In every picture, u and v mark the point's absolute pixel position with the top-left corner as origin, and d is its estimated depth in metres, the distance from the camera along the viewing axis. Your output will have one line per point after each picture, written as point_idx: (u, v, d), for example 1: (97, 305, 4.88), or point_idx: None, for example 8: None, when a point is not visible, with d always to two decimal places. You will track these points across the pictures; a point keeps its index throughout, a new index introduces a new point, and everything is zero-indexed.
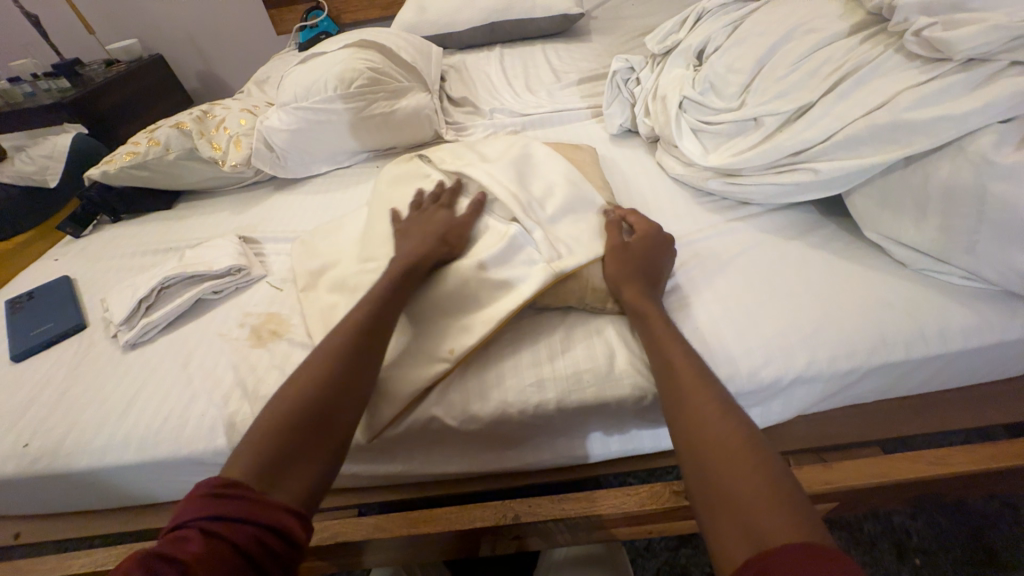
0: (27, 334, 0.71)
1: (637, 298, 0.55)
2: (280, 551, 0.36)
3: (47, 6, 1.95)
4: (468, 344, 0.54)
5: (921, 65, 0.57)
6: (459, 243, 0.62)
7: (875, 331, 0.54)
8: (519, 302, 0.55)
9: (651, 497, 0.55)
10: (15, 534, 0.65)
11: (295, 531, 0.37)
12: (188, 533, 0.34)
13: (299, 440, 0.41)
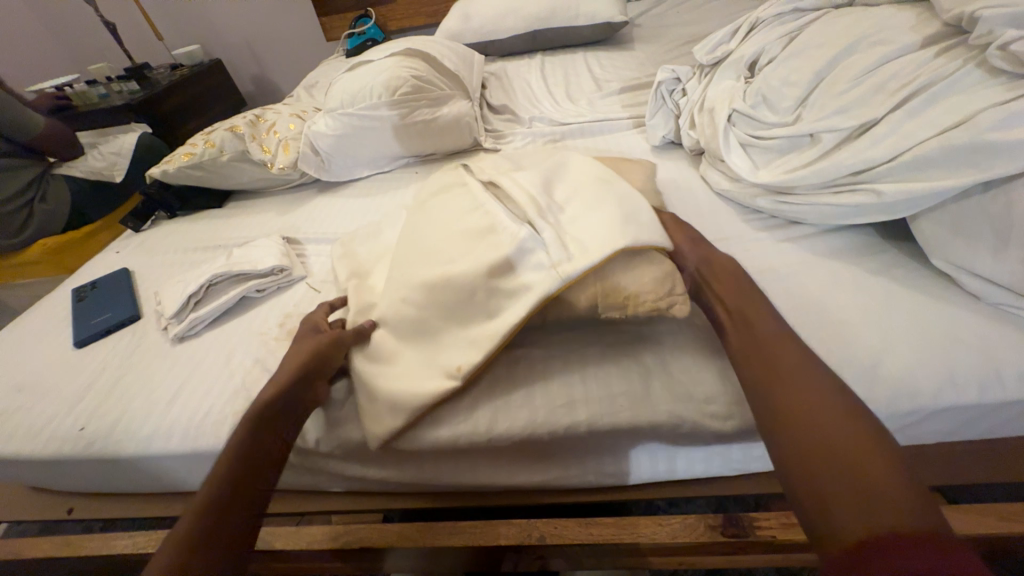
0: (89, 322, 0.76)
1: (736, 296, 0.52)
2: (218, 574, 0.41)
3: (123, 14, 2.12)
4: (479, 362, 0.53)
5: (1006, 82, 0.52)
6: (474, 252, 0.60)
7: (942, 370, 0.50)
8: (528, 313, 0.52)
9: (684, 530, 0.53)
10: (68, 508, 0.69)
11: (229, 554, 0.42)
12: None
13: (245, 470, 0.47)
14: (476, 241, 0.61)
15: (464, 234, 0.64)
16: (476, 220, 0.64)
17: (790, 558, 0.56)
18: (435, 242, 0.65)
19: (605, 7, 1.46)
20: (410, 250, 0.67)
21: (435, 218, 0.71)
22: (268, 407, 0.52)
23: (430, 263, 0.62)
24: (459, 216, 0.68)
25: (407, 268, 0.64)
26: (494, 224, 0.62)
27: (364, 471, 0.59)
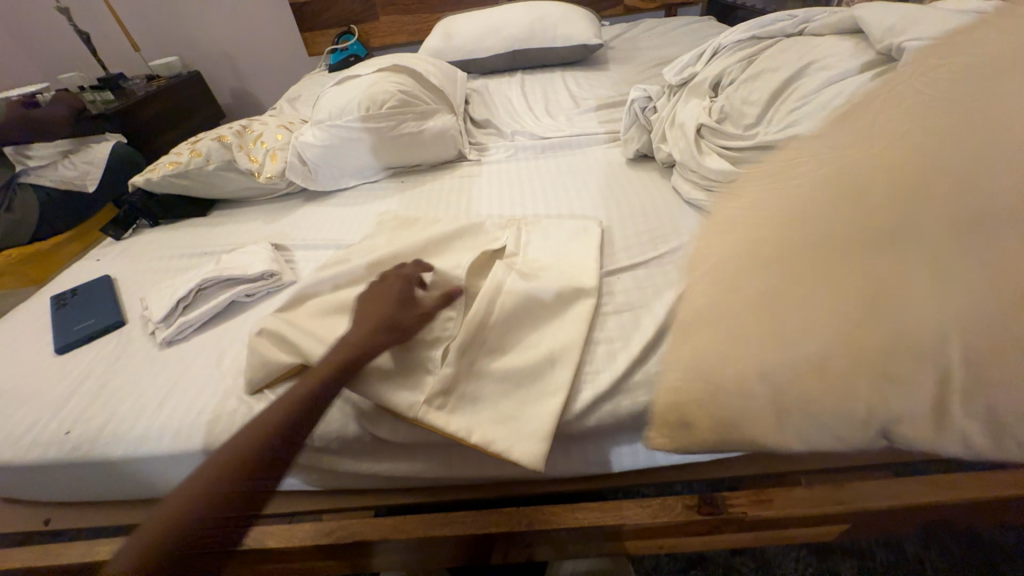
0: (71, 328, 0.76)
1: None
2: (263, 449, 0.46)
3: (100, 25, 2.10)
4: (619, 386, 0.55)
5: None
6: (839, 368, 0.43)
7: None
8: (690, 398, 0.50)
9: (662, 510, 0.57)
10: (45, 519, 0.68)
11: (271, 441, 0.47)
12: (231, 444, 0.47)
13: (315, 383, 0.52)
14: (829, 334, 0.43)
15: (806, 306, 0.44)
16: (811, 282, 0.45)
17: (763, 536, 0.60)
18: (748, 319, 0.47)
19: (581, 31, 1.55)
20: (707, 326, 0.50)
21: (736, 262, 0.52)
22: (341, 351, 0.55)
23: (761, 369, 0.45)
24: (778, 265, 0.47)
25: (730, 364, 0.46)
26: (862, 297, 0.43)
27: (358, 466, 0.61)
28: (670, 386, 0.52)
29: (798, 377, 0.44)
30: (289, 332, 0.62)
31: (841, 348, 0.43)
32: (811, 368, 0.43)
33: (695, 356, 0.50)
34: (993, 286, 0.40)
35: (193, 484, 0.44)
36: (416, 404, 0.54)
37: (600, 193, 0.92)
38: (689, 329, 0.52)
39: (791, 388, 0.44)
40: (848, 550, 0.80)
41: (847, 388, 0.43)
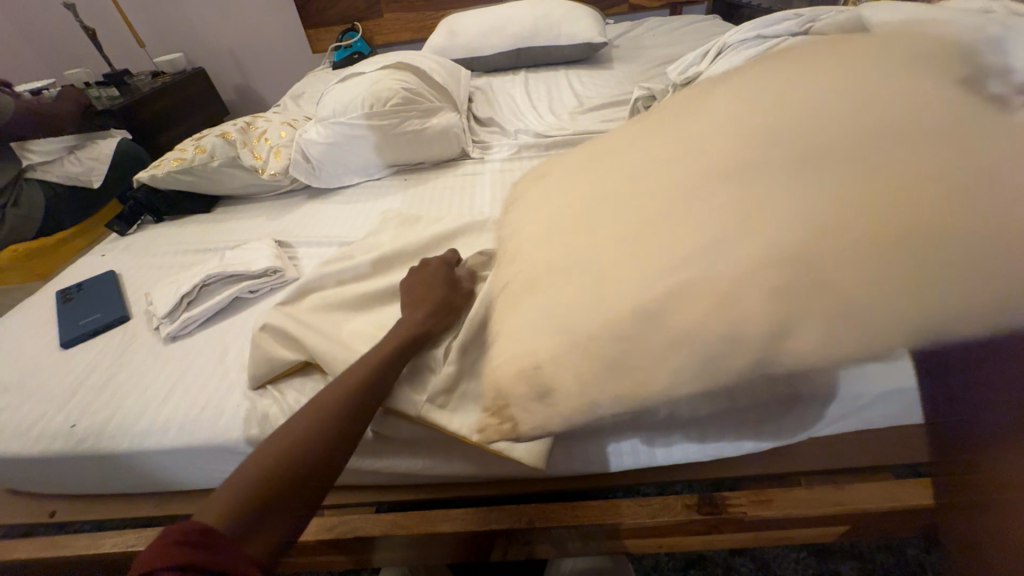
0: (77, 323, 0.76)
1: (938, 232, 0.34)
2: (318, 455, 0.46)
3: (106, 21, 2.11)
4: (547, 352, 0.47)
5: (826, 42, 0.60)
6: (721, 275, 0.37)
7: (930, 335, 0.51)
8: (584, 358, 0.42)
9: (662, 510, 0.57)
10: (50, 511, 0.68)
11: (328, 446, 0.47)
12: (283, 443, 0.46)
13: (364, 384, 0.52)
14: (691, 252, 0.39)
15: (653, 236, 0.43)
16: (637, 216, 0.46)
17: (762, 537, 0.59)
18: (600, 264, 0.44)
19: (585, 30, 1.54)
20: (557, 281, 0.46)
21: (581, 223, 0.51)
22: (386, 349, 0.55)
23: (640, 297, 0.40)
24: (617, 217, 0.48)
25: (592, 305, 0.42)
26: (682, 214, 0.43)
27: (359, 462, 0.61)
28: (519, 347, 0.45)
29: (630, 304, 0.40)
30: (292, 327, 0.63)
31: (666, 268, 0.40)
32: (683, 284, 0.38)
33: (545, 311, 0.45)
34: (782, 165, 0.41)
35: (247, 482, 0.43)
36: (418, 403, 0.56)
37: None
38: (525, 291, 0.49)
39: (680, 307, 0.38)
40: (848, 552, 0.80)
41: (721, 290, 0.37)
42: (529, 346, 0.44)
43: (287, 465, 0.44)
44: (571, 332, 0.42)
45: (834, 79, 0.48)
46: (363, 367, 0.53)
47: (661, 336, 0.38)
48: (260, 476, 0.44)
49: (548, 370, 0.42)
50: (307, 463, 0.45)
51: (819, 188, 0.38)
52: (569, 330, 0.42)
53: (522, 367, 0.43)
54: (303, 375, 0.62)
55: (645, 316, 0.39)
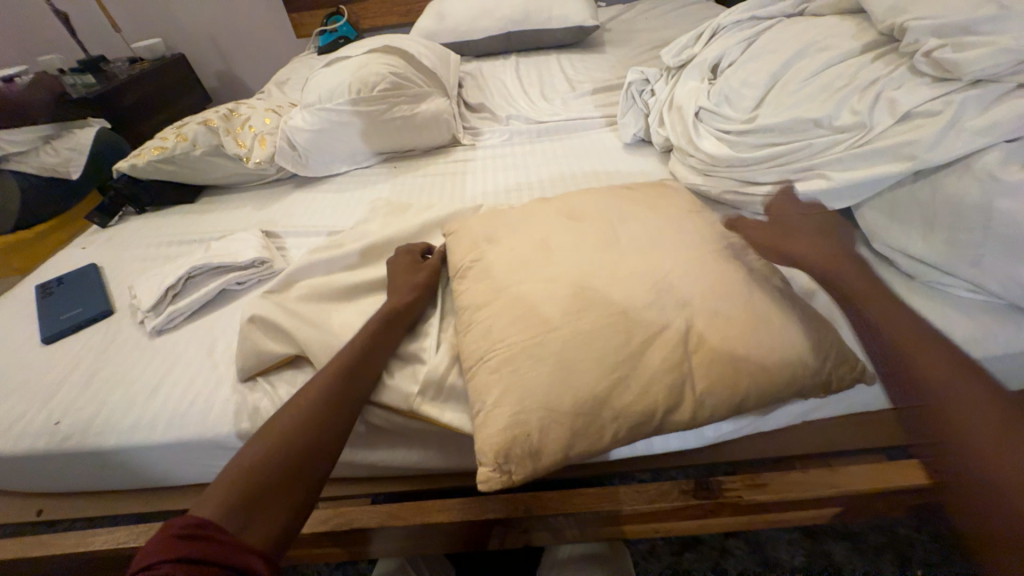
0: (57, 318, 0.74)
1: (781, 330, 0.49)
2: (303, 448, 0.46)
3: (77, 4, 2.02)
4: (566, 360, 0.48)
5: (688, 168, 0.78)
6: (649, 373, 0.47)
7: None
8: (575, 403, 0.46)
9: (658, 495, 0.57)
10: (37, 511, 0.67)
11: (312, 440, 0.47)
12: (266, 439, 0.47)
13: (344, 379, 0.53)
14: (629, 353, 0.48)
15: (598, 329, 0.49)
16: (549, 292, 0.53)
17: (757, 520, 0.60)
18: (556, 346, 0.49)
19: (577, 12, 1.51)
20: (512, 353, 0.49)
21: (524, 295, 0.54)
22: (361, 343, 0.56)
23: (593, 388, 0.47)
24: (559, 296, 0.53)
25: (556, 392, 0.46)
26: (585, 298, 0.52)
27: (352, 455, 0.60)
28: (504, 416, 0.46)
29: (571, 379, 0.47)
30: (282, 319, 0.61)
31: (593, 346, 0.48)
32: (604, 359, 0.48)
33: (516, 386, 0.47)
34: (647, 271, 0.54)
35: (232, 477, 0.43)
36: (410, 396, 0.56)
37: (594, 177, 0.91)
38: (486, 356, 0.51)
39: (627, 404, 0.47)
40: (838, 532, 0.82)
41: (635, 374, 0.47)
42: (516, 415, 0.46)
43: (272, 460, 0.45)
44: (546, 413, 0.46)
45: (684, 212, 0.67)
46: (337, 369, 0.53)
47: (610, 420, 0.46)
48: (243, 471, 0.44)
49: (535, 436, 0.45)
50: (292, 457, 0.46)
51: (677, 288, 0.52)
52: (543, 409, 0.46)
53: (512, 434, 0.45)
54: (294, 367, 0.61)
55: (581, 386, 0.47)
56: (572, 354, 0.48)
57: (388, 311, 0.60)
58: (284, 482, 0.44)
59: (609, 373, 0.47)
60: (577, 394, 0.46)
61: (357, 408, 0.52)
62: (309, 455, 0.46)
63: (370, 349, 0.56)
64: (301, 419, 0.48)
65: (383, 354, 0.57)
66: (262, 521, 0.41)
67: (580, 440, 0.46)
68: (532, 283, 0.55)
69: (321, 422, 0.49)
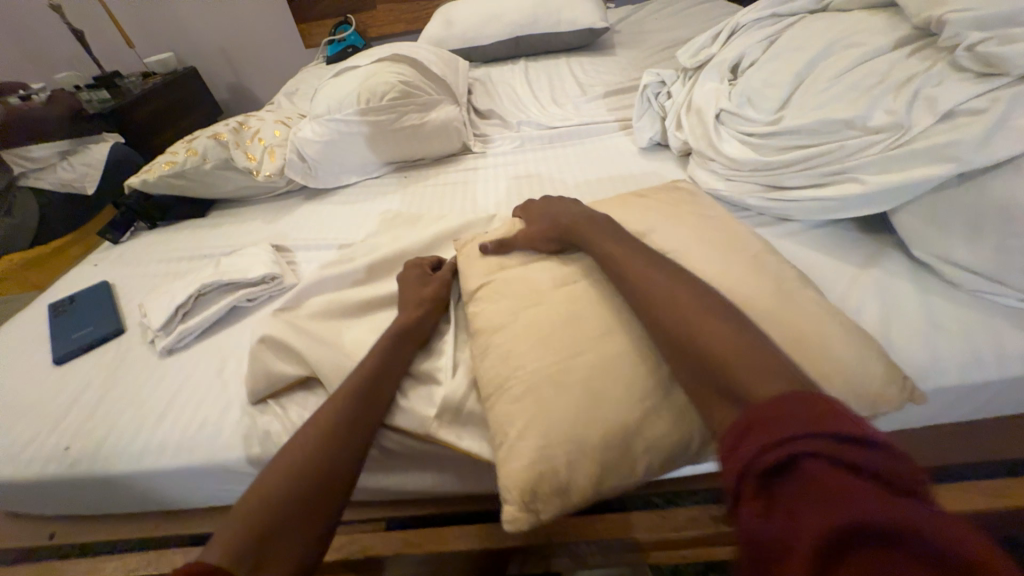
0: (70, 337, 0.73)
1: (821, 349, 0.45)
2: (314, 484, 0.44)
3: (91, 20, 2.05)
4: (595, 391, 0.45)
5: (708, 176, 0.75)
6: (681, 401, 0.45)
7: (896, 360, 0.52)
8: (604, 437, 0.43)
9: (688, 522, 0.54)
10: (49, 534, 0.66)
11: (322, 474, 0.45)
12: (272, 473, 0.45)
13: (356, 406, 0.50)
14: (662, 380, 0.45)
15: (628, 356, 0.47)
16: (572, 316, 0.50)
17: None
18: (580, 372, 0.46)
19: (587, 14, 1.49)
20: (536, 381, 0.46)
21: (543, 319, 0.51)
22: (373, 366, 0.54)
23: (624, 417, 0.44)
24: (581, 318, 0.50)
25: (584, 423, 0.43)
26: (611, 322, 0.49)
27: (367, 480, 0.58)
28: (529, 451, 0.42)
29: (595, 410, 0.44)
30: (292, 338, 0.59)
31: (616, 373, 0.46)
32: (635, 388, 0.45)
33: (540, 416, 0.44)
34: None
35: (239, 517, 0.41)
36: (427, 419, 0.53)
37: (610, 183, 0.88)
38: (506, 384, 0.48)
39: (660, 437, 0.44)
40: None
41: (666, 399, 0.45)
42: (542, 449, 0.42)
43: (279, 497, 0.42)
44: (574, 446, 0.42)
45: (707, 219, 0.64)
46: (348, 394, 0.51)
47: (641, 451, 0.43)
48: (249, 511, 0.41)
49: (564, 473, 0.42)
50: (300, 492, 0.43)
51: None
52: (572, 444, 0.42)
53: (540, 470, 0.42)
54: (305, 389, 0.59)
55: (609, 419, 0.43)
56: (594, 382, 0.45)
57: (399, 330, 0.58)
58: (292, 519, 0.42)
59: (639, 404, 0.44)
60: (603, 427, 0.43)
61: (370, 437, 0.50)
62: (320, 490, 0.44)
63: (382, 372, 0.54)
64: (309, 451, 0.46)
65: (396, 376, 0.55)
66: (281, 556, 0.39)
67: (610, 478, 0.43)
68: (552, 305, 0.52)
69: (332, 454, 0.46)
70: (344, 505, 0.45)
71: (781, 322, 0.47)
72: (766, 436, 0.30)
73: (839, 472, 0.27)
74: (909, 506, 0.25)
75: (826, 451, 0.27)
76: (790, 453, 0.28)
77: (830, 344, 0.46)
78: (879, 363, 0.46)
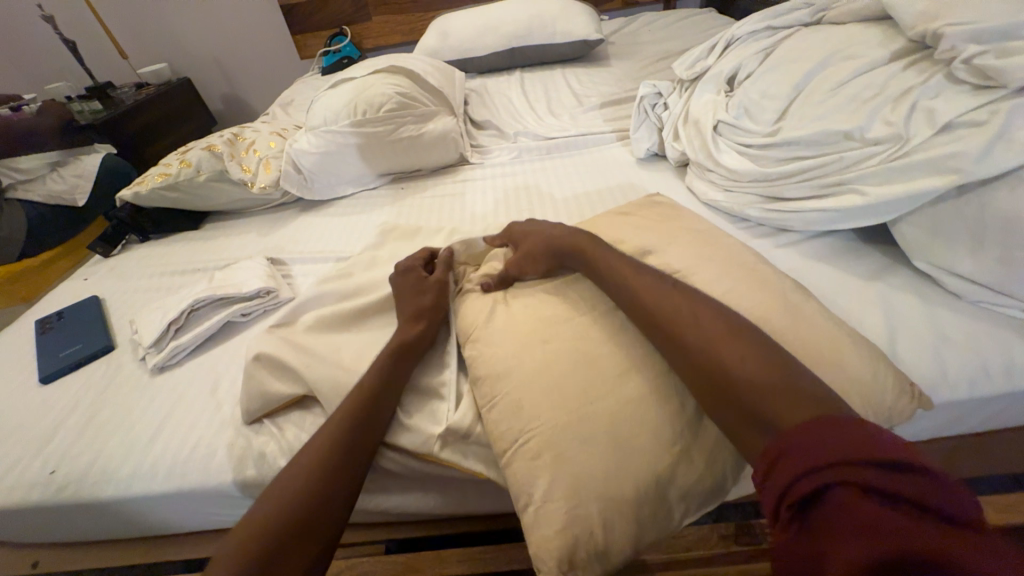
0: (58, 355, 0.71)
1: (832, 364, 0.45)
2: (308, 510, 0.42)
3: (84, 31, 2.04)
4: (619, 437, 0.43)
5: None
6: (709, 442, 0.45)
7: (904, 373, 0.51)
8: (637, 489, 0.42)
9: (697, 541, 0.53)
10: (33, 563, 0.63)
11: (316, 500, 0.43)
12: (267, 496, 0.43)
13: (355, 427, 0.48)
14: (687, 422, 0.45)
15: (649, 395, 0.46)
16: (585, 353, 0.49)
17: None
18: (602, 426, 0.44)
19: (581, 26, 1.50)
20: (558, 433, 0.44)
21: (553, 365, 0.49)
22: (374, 384, 0.52)
23: (653, 466, 0.43)
24: (597, 355, 0.49)
25: (612, 477, 0.42)
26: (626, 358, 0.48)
27: (368, 502, 0.56)
28: (559, 514, 0.41)
29: (623, 461, 0.43)
30: (288, 356, 0.58)
31: (639, 415, 0.45)
32: (662, 434, 0.44)
33: (567, 479, 0.42)
34: None
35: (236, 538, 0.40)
36: (429, 440, 0.52)
37: (610, 194, 0.88)
38: (521, 440, 0.45)
39: (690, 483, 0.44)
40: None
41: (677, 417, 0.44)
42: (573, 511, 0.41)
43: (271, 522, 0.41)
44: (606, 504, 0.41)
45: (709, 230, 0.63)
46: (346, 414, 0.49)
47: (676, 498, 0.43)
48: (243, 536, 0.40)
49: (599, 533, 0.41)
50: (294, 518, 0.41)
51: None
52: (604, 501, 0.41)
53: (575, 534, 0.40)
54: (302, 409, 0.58)
55: (639, 468, 0.43)
56: (618, 428, 0.44)
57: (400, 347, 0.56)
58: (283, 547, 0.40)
59: (667, 449, 0.43)
60: (633, 478, 0.42)
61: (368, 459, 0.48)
62: (313, 517, 0.42)
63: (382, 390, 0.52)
64: (304, 473, 0.44)
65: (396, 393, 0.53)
66: None
67: (643, 528, 0.42)
68: (562, 340, 0.51)
69: (328, 479, 0.44)
70: (340, 532, 0.44)
71: (789, 336, 0.47)
72: (805, 461, 0.30)
73: (880, 503, 0.27)
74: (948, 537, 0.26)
75: (868, 482, 0.28)
76: (830, 481, 0.29)
77: (843, 361, 0.45)
78: (889, 377, 0.46)
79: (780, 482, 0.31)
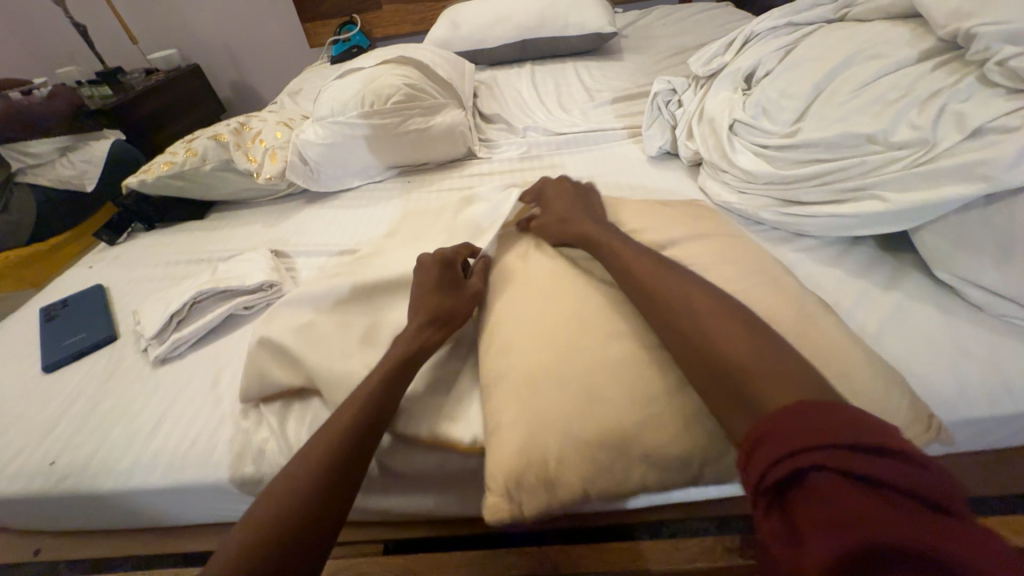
0: (61, 344, 0.71)
1: (846, 380, 0.43)
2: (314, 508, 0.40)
3: (94, 15, 2.03)
4: (595, 392, 0.43)
5: None
6: (702, 431, 0.42)
7: (920, 388, 0.50)
8: (597, 437, 0.42)
9: (700, 553, 0.52)
10: (33, 551, 0.63)
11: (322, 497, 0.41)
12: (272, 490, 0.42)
13: (363, 420, 0.46)
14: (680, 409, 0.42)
15: (640, 367, 0.44)
16: (584, 321, 0.49)
17: None
18: (586, 395, 0.43)
19: (594, 18, 1.47)
20: (534, 375, 0.45)
21: (546, 339, 0.48)
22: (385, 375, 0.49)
23: (620, 425, 0.42)
24: (598, 328, 0.48)
25: (570, 417, 0.42)
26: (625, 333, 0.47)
27: (366, 501, 0.55)
28: (513, 440, 0.43)
29: (590, 411, 0.43)
30: (288, 353, 0.57)
31: (620, 378, 0.44)
32: (642, 402, 0.43)
33: (548, 441, 0.42)
34: None
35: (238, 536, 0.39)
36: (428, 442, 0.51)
37: (619, 193, 0.86)
38: (498, 378, 0.47)
39: (660, 449, 0.42)
40: None
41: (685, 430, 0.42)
42: (524, 445, 0.42)
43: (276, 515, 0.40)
44: (558, 440, 0.42)
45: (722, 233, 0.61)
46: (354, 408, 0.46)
47: (639, 458, 0.42)
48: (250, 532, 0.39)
49: (551, 467, 0.42)
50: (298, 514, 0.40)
51: None
52: (557, 437, 0.42)
53: (525, 459, 0.42)
54: (301, 406, 0.57)
55: (605, 423, 0.42)
56: (595, 386, 0.44)
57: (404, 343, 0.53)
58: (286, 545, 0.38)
59: (641, 414, 0.42)
60: (596, 429, 0.42)
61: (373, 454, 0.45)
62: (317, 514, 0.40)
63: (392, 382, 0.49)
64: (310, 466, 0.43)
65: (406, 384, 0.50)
66: None
67: (600, 482, 0.42)
68: (565, 310, 0.50)
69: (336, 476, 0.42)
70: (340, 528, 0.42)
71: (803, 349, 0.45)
72: (783, 445, 0.30)
73: (859, 484, 0.27)
74: (929, 520, 0.26)
75: (852, 467, 0.27)
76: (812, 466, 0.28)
77: (859, 376, 0.43)
78: (906, 393, 0.44)
79: (761, 463, 0.30)
